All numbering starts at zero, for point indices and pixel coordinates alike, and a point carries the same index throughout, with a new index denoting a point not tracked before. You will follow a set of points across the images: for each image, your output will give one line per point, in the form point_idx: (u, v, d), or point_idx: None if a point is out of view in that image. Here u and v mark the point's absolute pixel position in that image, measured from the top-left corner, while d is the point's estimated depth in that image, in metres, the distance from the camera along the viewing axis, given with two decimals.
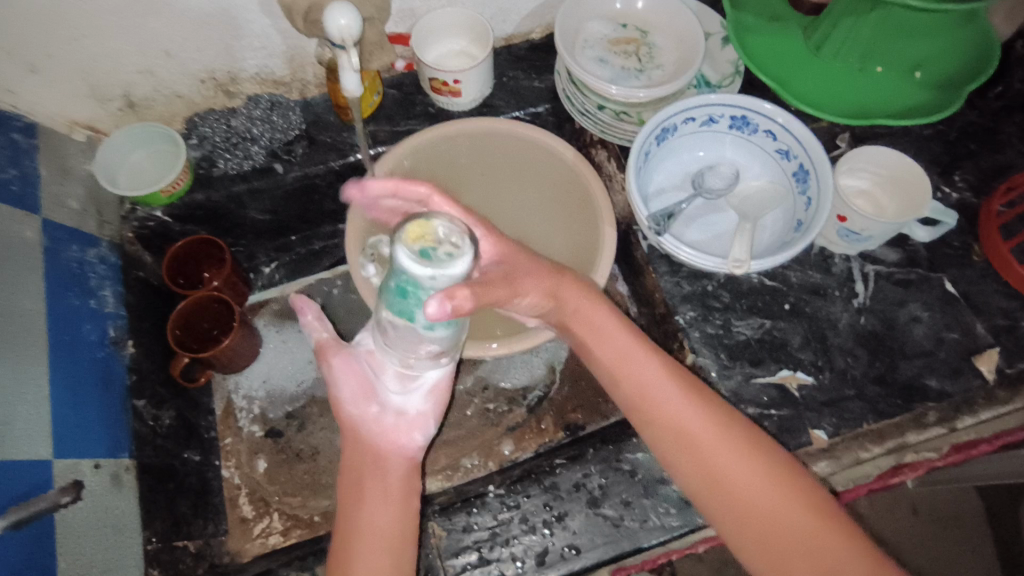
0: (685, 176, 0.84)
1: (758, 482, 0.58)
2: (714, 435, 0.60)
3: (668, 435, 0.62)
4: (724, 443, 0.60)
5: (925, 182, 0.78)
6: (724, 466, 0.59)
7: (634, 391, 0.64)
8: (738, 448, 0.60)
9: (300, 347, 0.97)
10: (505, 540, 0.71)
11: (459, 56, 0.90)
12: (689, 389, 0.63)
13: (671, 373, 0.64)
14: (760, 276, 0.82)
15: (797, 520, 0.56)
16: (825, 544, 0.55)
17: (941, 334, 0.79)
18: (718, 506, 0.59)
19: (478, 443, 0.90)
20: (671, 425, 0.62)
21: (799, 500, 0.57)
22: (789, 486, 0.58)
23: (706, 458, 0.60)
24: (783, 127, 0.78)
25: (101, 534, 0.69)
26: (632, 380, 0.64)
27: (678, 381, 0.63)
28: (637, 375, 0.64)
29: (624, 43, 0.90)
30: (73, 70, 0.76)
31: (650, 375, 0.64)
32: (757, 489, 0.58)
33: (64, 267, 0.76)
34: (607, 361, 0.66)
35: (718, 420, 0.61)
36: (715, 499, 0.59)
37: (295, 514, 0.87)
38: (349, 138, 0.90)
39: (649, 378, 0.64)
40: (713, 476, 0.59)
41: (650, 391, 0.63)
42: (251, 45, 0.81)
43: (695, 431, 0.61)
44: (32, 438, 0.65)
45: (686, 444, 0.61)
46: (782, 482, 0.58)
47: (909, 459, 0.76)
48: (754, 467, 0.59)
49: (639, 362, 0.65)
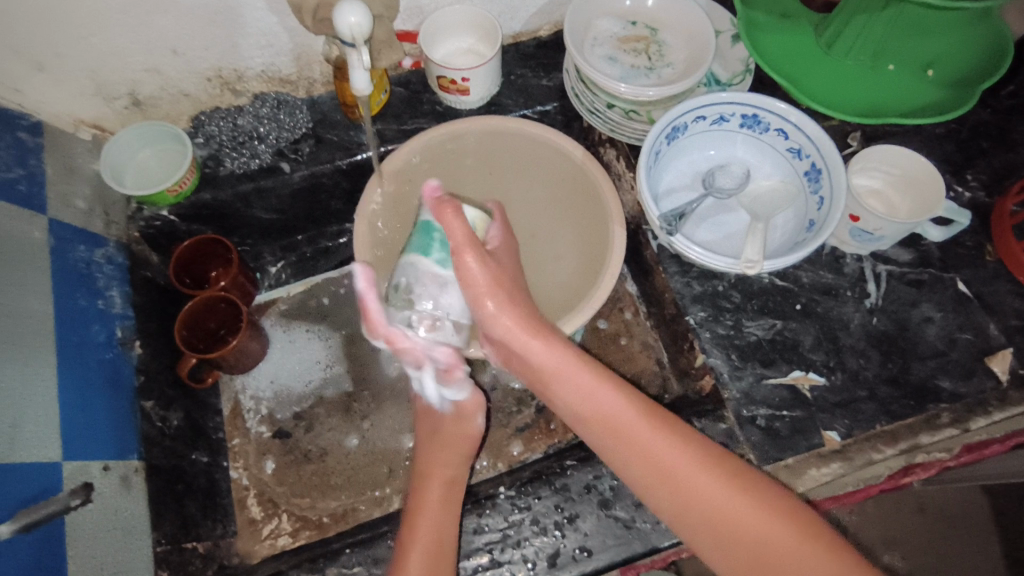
0: (696, 176, 0.83)
1: (742, 506, 0.57)
2: (691, 464, 0.60)
3: (644, 471, 0.61)
4: (701, 471, 0.60)
5: (940, 185, 0.77)
6: (705, 493, 0.59)
7: (609, 438, 0.64)
8: (715, 474, 0.59)
9: (309, 347, 0.97)
10: (517, 541, 0.71)
11: (467, 54, 0.89)
12: (657, 422, 0.63)
13: (637, 406, 0.64)
14: (771, 276, 0.82)
15: (787, 539, 0.55)
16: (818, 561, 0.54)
17: (954, 335, 0.78)
18: (708, 538, 0.58)
19: (487, 444, 0.89)
20: (643, 460, 0.62)
21: (785, 519, 0.56)
22: (773, 507, 0.57)
23: (688, 493, 0.59)
24: (796, 126, 0.77)
25: (111, 536, 0.68)
26: (600, 417, 0.65)
27: (646, 415, 0.64)
28: (605, 410, 0.65)
29: (633, 41, 0.89)
30: (79, 68, 0.76)
31: (616, 409, 0.64)
32: (742, 513, 0.57)
33: (72, 267, 0.76)
34: (573, 401, 0.67)
35: (690, 448, 0.61)
36: (703, 531, 0.58)
37: (304, 516, 0.87)
38: (357, 136, 0.90)
39: (618, 412, 0.64)
40: (696, 507, 0.59)
41: (621, 426, 0.63)
42: (257, 43, 0.80)
43: (670, 461, 0.61)
44: (42, 440, 0.64)
45: (663, 478, 0.60)
46: (767, 503, 0.57)
47: (920, 460, 0.75)
48: (735, 491, 0.58)
49: (604, 398, 0.65)
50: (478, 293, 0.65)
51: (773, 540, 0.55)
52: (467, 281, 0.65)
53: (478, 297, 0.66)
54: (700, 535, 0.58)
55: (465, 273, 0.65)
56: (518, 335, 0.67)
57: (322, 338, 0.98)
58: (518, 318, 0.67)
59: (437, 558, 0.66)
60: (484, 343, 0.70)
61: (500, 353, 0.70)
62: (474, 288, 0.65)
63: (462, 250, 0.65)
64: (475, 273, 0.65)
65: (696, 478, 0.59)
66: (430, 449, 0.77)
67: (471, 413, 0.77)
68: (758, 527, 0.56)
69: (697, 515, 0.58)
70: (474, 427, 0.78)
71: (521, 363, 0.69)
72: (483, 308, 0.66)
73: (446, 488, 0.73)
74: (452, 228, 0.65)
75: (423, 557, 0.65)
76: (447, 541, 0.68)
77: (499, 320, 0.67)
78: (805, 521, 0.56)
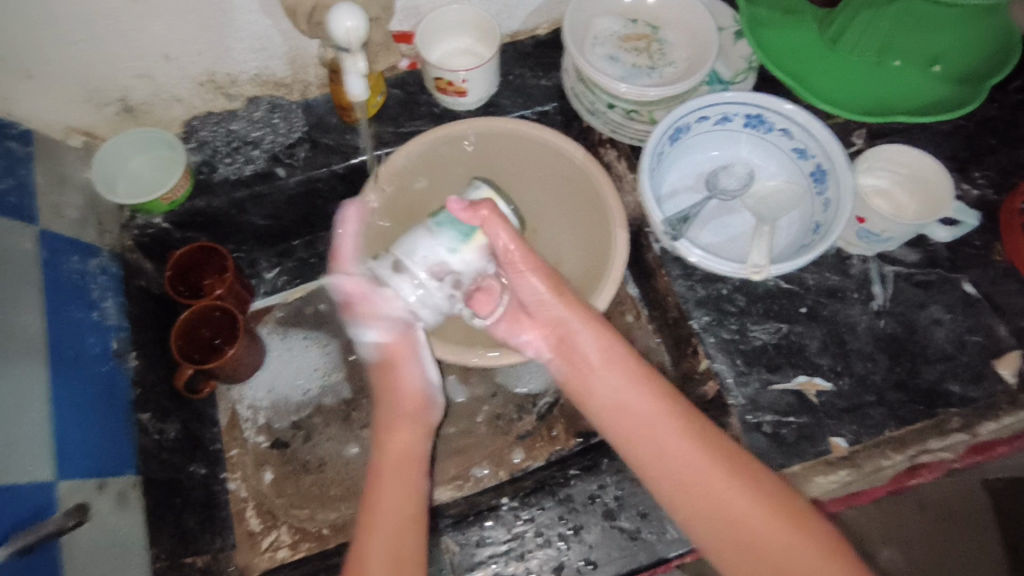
0: (699, 177, 0.82)
1: (769, 519, 0.56)
2: (720, 471, 0.58)
3: (672, 476, 0.60)
4: (731, 480, 0.58)
5: (945, 175, 0.76)
6: (732, 503, 0.57)
7: (636, 426, 0.63)
8: (745, 485, 0.58)
9: (306, 354, 0.96)
10: (521, 554, 0.70)
11: (465, 54, 0.87)
12: (691, 426, 0.61)
13: (672, 405, 0.63)
14: (776, 279, 0.80)
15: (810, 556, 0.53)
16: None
17: (963, 337, 0.77)
18: (729, 547, 0.57)
19: (488, 452, 0.88)
20: (672, 462, 0.60)
21: (812, 536, 0.54)
22: (799, 520, 0.55)
23: (710, 493, 0.58)
24: (802, 126, 0.76)
25: (108, 554, 0.67)
26: (632, 417, 0.64)
27: (682, 416, 0.62)
28: (638, 411, 0.64)
29: (635, 39, 0.87)
30: (69, 75, 0.74)
31: (651, 411, 0.63)
32: (769, 526, 0.55)
33: (65, 279, 0.75)
34: (605, 396, 0.66)
35: (722, 456, 0.59)
36: (727, 541, 0.57)
37: (303, 528, 0.86)
38: (353, 139, 0.88)
39: (647, 407, 0.64)
40: (722, 515, 0.57)
41: (655, 427, 0.62)
42: (251, 47, 0.79)
43: (702, 468, 0.59)
44: (37, 459, 0.63)
45: (693, 483, 0.59)
46: (793, 516, 0.56)
47: (926, 461, 0.75)
48: (762, 503, 0.57)
49: (638, 398, 0.64)
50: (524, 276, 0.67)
51: (800, 556, 0.54)
52: (513, 273, 0.67)
53: (525, 282, 0.67)
54: (722, 545, 0.57)
55: (512, 264, 0.66)
56: (573, 323, 0.68)
57: (320, 345, 0.97)
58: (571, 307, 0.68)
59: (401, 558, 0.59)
60: (529, 330, 0.71)
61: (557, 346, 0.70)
62: (524, 279, 0.67)
63: (507, 248, 0.65)
64: (523, 260, 0.65)
65: (725, 486, 0.58)
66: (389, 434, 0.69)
67: (403, 359, 0.70)
68: (784, 541, 0.55)
69: (715, 517, 0.57)
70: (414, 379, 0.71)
71: (568, 355, 0.69)
72: (536, 291, 0.67)
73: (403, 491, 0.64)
74: (490, 225, 0.64)
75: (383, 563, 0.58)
76: (411, 544, 0.60)
77: (555, 312, 0.68)
78: (829, 537, 0.55)
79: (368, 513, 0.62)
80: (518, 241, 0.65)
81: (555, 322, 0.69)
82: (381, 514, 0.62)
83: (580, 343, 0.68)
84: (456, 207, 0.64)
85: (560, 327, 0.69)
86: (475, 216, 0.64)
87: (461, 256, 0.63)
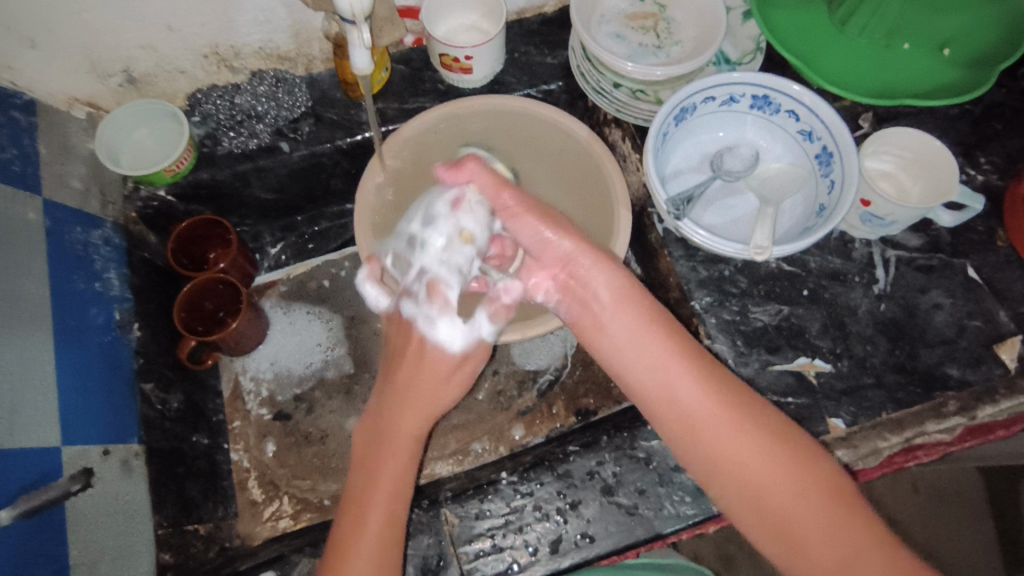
0: (703, 158, 0.81)
1: (778, 470, 0.57)
2: (732, 423, 0.59)
3: (680, 425, 0.61)
4: (742, 431, 0.59)
5: (952, 160, 0.75)
6: (742, 453, 0.58)
7: (651, 373, 0.62)
8: (756, 436, 0.58)
9: (309, 329, 0.97)
10: (519, 527, 0.71)
11: (470, 31, 0.87)
12: (707, 376, 0.61)
13: (686, 357, 0.62)
14: (779, 261, 0.80)
15: (822, 510, 0.55)
16: (851, 530, 0.54)
17: (963, 322, 0.77)
18: (736, 495, 0.58)
19: (488, 427, 0.89)
20: (682, 415, 0.61)
21: (820, 487, 0.56)
22: (808, 470, 0.57)
23: (724, 443, 0.59)
24: (808, 107, 0.75)
25: (112, 520, 0.68)
26: (644, 367, 0.63)
27: (695, 369, 0.61)
28: (649, 361, 0.63)
29: (642, 18, 0.87)
30: (72, 45, 0.74)
31: (667, 360, 0.62)
32: (778, 476, 0.57)
33: (69, 249, 0.75)
34: (617, 343, 0.65)
35: (735, 407, 0.60)
36: (735, 490, 0.58)
37: (305, 498, 0.87)
38: (357, 114, 0.88)
39: (659, 355, 0.62)
40: (729, 466, 0.58)
41: (670, 383, 0.61)
42: (254, 19, 0.78)
43: (713, 419, 0.59)
44: (41, 426, 0.64)
45: (702, 433, 0.60)
46: (808, 468, 0.57)
47: (921, 442, 0.75)
48: (771, 457, 0.57)
49: (648, 351, 0.63)
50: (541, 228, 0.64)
51: (809, 511, 0.55)
52: (511, 219, 0.65)
53: (528, 227, 0.65)
54: (731, 493, 0.59)
55: (506, 210, 0.65)
56: (579, 260, 0.65)
57: (323, 321, 0.98)
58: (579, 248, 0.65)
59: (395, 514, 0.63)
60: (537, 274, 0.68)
61: (561, 281, 0.67)
62: (522, 221, 0.65)
63: (496, 194, 0.65)
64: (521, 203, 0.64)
65: (733, 438, 0.59)
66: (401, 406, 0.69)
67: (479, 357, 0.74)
68: (791, 490, 0.56)
69: (729, 468, 0.58)
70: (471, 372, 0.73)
71: (576, 294, 0.66)
72: (539, 233, 0.64)
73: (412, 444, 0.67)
74: (476, 176, 0.65)
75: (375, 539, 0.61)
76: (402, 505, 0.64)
77: (562, 248, 0.65)
78: (842, 493, 0.56)
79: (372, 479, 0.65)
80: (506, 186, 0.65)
81: (564, 260, 0.66)
82: (382, 476, 0.64)
83: (590, 282, 0.65)
84: (447, 175, 0.67)
85: (567, 264, 0.66)
86: (461, 170, 0.66)
87: (463, 213, 0.69)
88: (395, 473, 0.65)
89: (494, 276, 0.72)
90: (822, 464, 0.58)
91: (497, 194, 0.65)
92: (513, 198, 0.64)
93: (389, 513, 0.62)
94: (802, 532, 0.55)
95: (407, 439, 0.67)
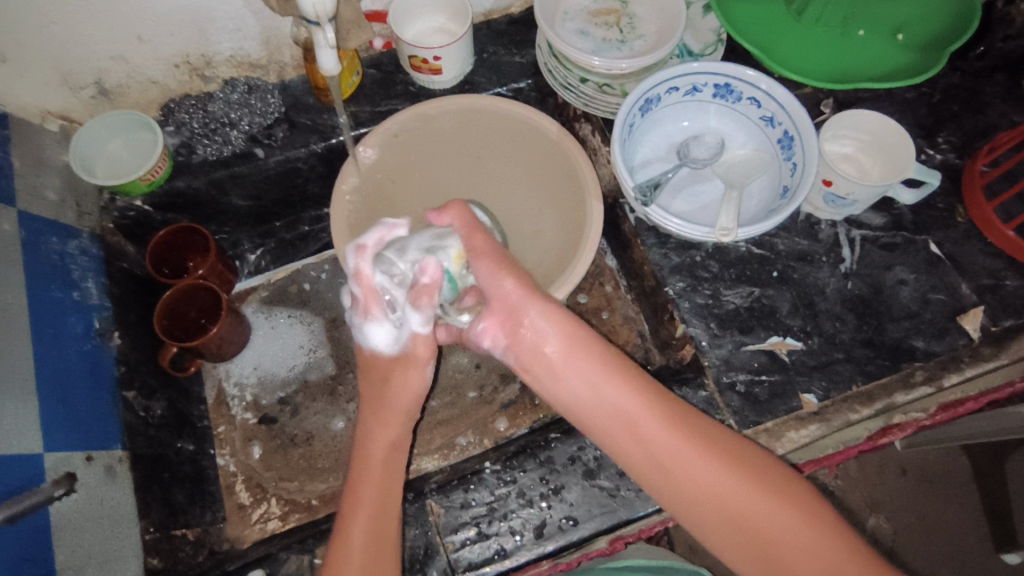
0: (670, 147, 0.84)
1: (750, 493, 0.56)
2: (703, 457, 0.58)
3: (654, 464, 0.59)
4: (712, 463, 0.57)
5: (907, 139, 0.78)
6: (711, 481, 0.57)
7: (617, 417, 0.60)
8: (723, 465, 0.57)
9: (291, 332, 0.98)
10: (503, 514, 0.72)
11: (439, 33, 0.88)
12: (670, 413, 0.60)
13: (646, 398, 0.60)
14: (748, 244, 0.83)
15: (803, 537, 0.54)
16: (835, 553, 0.53)
17: (928, 296, 0.80)
18: (709, 521, 0.57)
19: (473, 421, 0.91)
20: (654, 457, 0.59)
21: (789, 502, 0.55)
22: (778, 495, 0.56)
23: (698, 479, 0.57)
24: (766, 93, 0.77)
25: (98, 525, 0.69)
26: (609, 411, 0.60)
27: (657, 409, 0.60)
28: (613, 404, 0.60)
29: (605, 14, 0.89)
30: (43, 58, 0.74)
31: (631, 404, 0.60)
32: (748, 497, 0.56)
33: (45, 259, 0.75)
34: (580, 392, 0.62)
35: (704, 441, 0.59)
36: (710, 521, 0.57)
37: (293, 499, 0.88)
38: (330, 119, 0.89)
39: (620, 402, 0.60)
40: (706, 500, 0.57)
41: (635, 422, 0.60)
42: (225, 27, 0.80)
43: (683, 457, 0.58)
44: (22, 432, 0.64)
45: (671, 472, 0.58)
46: (782, 493, 0.56)
47: (898, 420, 0.78)
48: (745, 487, 0.56)
49: (613, 394, 0.60)
50: (500, 278, 0.62)
51: (791, 539, 0.54)
52: (473, 258, 0.63)
53: (485, 275, 0.62)
54: (707, 525, 0.57)
55: (475, 251, 0.63)
56: (527, 311, 0.61)
57: (304, 323, 0.99)
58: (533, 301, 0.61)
59: (377, 548, 0.61)
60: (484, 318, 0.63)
61: (505, 330, 0.63)
62: (486, 265, 0.62)
63: (470, 237, 0.64)
64: (484, 247, 0.63)
65: (707, 470, 0.57)
66: (374, 422, 0.67)
67: (422, 359, 0.67)
68: (770, 521, 0.55)
69: (707, 503, 0.57)
70: (420, 381, 0.68)
71: (525, 344, 0.62)
72: (496, 280, 0.62)
73: (386, 459, 0.66)
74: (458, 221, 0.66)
75: (361, 560, 0.60)
76: (388, 537, 0.62)
77: (512, 297, 0.62)
78: (819, 514, 0.55)
79: (352, 500, 0.64)
80: (474, 231, 0.64)
81: (514, 310, 0.62)
82: (363, 503, 0.63)
83: (541, 335, 0.62)
84: (433, 218, 0.66)
85: (513, 312, 0.62)
86: (445, 217, 0.66)
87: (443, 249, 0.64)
88: (376, 502, 0.63)
89: (455, 317, 0.66)
90: (793, 484, 0.57)
91: (472, 238, 0.64)
92: (479, 239, 0.64)
93: (373, 554, 0.60)
94: (780, 550, 0.54)
95: (380, 457, 0.66)
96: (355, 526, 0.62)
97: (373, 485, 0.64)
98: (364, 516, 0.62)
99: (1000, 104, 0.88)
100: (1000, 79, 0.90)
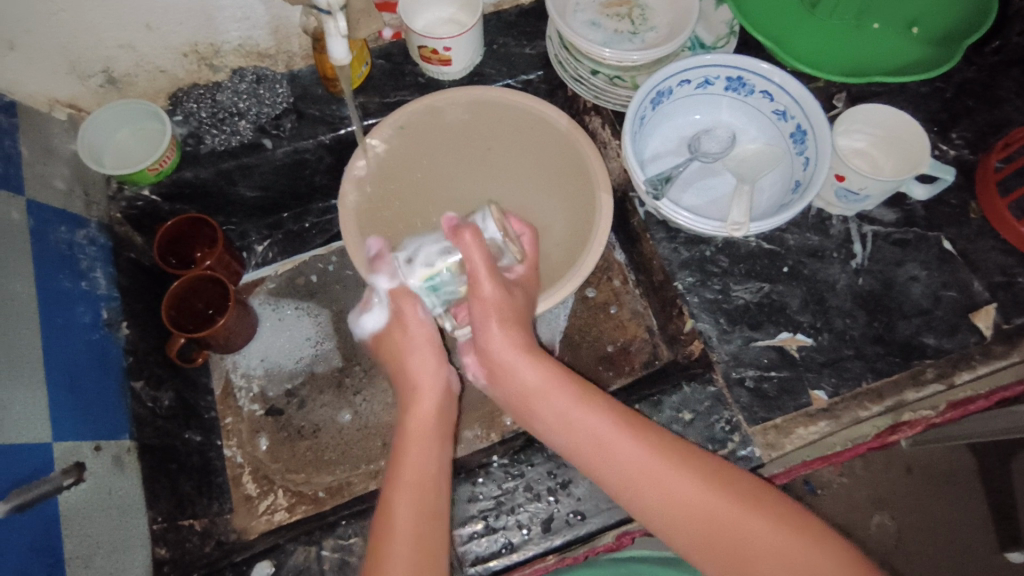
0: (680, 141, 0.83)
1: (722, 505, 0.55)
2: (674, 471, 0.57)
3: (626, 485, 0.58)
4: (683, 475, 0.57)
5: (922, 137, 0.76)
6: (685, 494, 0.56)
7: (586, 439, 0.61)
8: (699, 479, 0.57)
9: (299, 324, 0.98)
10: (511, 508, 0.72)
11: (449, 24, 0.87)
12: (637, 429, 0.60)
13: (618, 418, 0.61)
14: (758, 239, 0.82)
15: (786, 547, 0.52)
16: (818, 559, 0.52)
17: (939, 293, 0.79)
18: (689, 537, 0.55)
19: (479, 415, 0.91)
20: (627, 476, 0.58)
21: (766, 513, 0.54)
22: (758, 506, 0.55)
23: (673, 494, 0.56)
24: (779, 87, 0.76)
25: (106, 516, 0.69)
26: (579, 434, 0.61)
27: (627, 429, 0.60)
28: (582, 427, 0.61)
29: (617, 5, 0.88)
30: (51, 46, 0.74)
31: (598, 423, 0.61)
32: (724, 510, 0.55)
33: (54, 249, 0.75)
34: (552, 419, 0.63)
35: (674, 455, 0.58)
36: (691, 539, 0.55)
37: (300, 491, 0.88)
38: (338, 110, 0.88)
39: (588, 422, 0.61)
40: (683, 514, 0.55)
41: (603, 441, 0.60)
42: (233, 16, 0.79)
43: (649, 469, 0.57)
44: (32, 422, 0.64)
45: (643, 489, 0.57)
46: (759, 505, 0.55)
47: (908, 418, 0.76)
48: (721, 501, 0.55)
49: (582, 416, 0.61)
50: (488, 321, 0.66)
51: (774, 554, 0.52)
52: (475, 298, 0.66)
53: (480, 314, 0.66)
54: (688, 542, 0.55)
55: (479, 297, 0.66)
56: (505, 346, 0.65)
57: (311, 315, 0.99)
58: (512, 340, 0.65)
59: (429, 505, 0.59)
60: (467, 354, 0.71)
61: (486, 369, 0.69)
62: (482, 306, 0.66)
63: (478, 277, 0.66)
64: (489, 290, 0.66)
65: (679, 483, 0.56)
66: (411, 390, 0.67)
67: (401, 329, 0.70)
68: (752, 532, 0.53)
69: (684, 518, 0.55)
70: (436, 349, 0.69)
71: (504, 378, 0.66)
72: (487, 321, 0.66)
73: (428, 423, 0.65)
74: (469, 252, 0.65)
75: (414, 518, 0.57)
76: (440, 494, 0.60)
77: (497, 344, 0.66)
78: (802, 525, 0.54)
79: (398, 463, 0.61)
80: (486, 273, 0.66)
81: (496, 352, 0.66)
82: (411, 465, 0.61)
83: (517, 365, 0.65)
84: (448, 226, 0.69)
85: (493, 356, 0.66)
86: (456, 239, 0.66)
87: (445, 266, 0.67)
88: (422, 466, 0.61)
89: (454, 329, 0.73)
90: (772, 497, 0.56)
91: (478, 277, 0.66)
92: (490, 283, 0.66)
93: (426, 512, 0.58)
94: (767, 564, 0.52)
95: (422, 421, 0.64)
96: (403, 485, 0.59)
97: (420, 447, 0.62)
98: (411, 478, 0.60)
99: (1015, 100, 0.87)
100: (1016, 74, 0.88)
